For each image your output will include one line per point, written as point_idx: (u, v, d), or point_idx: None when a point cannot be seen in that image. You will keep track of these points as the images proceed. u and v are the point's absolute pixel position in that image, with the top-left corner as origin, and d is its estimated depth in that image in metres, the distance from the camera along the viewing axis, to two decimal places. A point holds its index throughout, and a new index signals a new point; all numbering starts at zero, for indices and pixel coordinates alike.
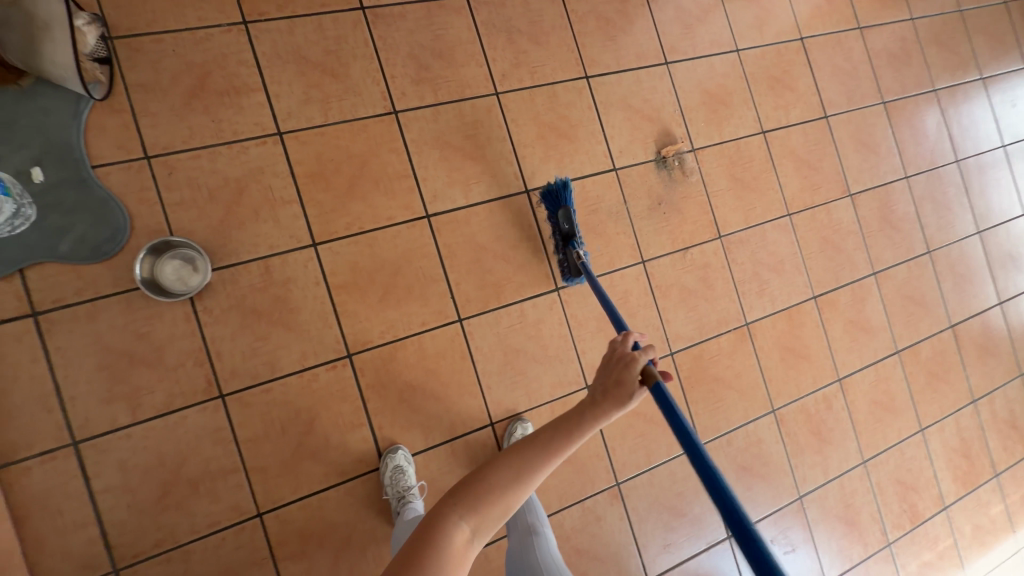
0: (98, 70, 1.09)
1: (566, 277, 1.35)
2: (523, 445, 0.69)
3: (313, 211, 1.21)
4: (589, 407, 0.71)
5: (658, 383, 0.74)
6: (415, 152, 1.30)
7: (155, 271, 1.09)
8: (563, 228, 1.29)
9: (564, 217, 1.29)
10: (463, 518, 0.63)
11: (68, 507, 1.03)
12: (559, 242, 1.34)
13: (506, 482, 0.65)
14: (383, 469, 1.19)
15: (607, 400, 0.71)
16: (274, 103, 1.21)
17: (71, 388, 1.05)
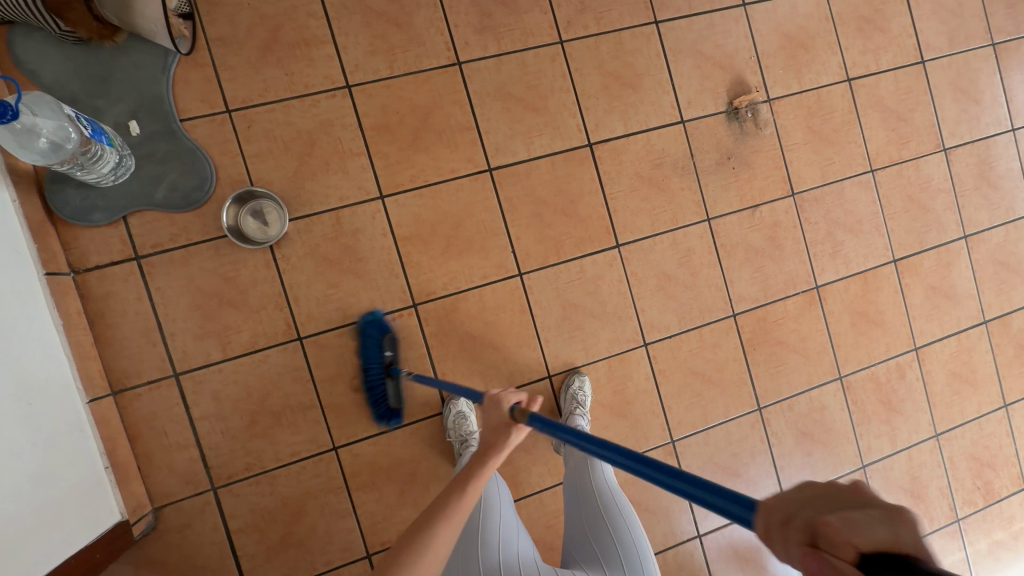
0: (183, 27, 1.14)
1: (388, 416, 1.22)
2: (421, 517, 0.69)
3: (379, 163, 1.24)
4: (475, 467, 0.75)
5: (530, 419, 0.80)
6: (478, 104, 1.29)
7: (239, 221, 1.17)
8: (387, 358, 1.22)
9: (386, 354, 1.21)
10: None
11: (172, 430, 1.16)
12: (377, 374, 1.21)
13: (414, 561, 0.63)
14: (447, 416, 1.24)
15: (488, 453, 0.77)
16: (343, 55, 1.23)
17: (170, 325, 1.16)
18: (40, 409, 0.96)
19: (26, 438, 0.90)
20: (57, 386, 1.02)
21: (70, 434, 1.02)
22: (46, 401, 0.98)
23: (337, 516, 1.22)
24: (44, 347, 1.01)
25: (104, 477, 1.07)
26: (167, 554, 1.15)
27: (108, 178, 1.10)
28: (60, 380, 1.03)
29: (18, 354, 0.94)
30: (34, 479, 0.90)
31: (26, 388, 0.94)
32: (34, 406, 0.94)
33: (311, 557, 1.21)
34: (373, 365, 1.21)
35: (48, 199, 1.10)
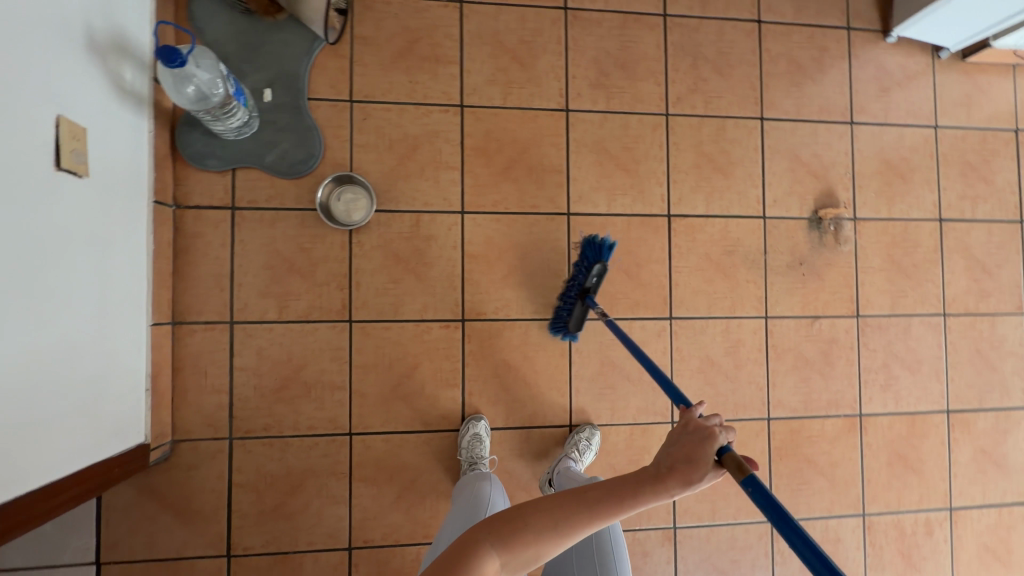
0: (335, 17, 1.25)
1: (559, 327, 1.26)
2: (565, 492, 0.65)
3: (468, 182, 1.31)
4: (640, 483, 0.62)
5: (748, 474, 0.61)
6: (574, 151, 1.35)
7: (332, 201, 1.24)
8: (588, 284, 1.20)
9: (589, 279, 1.19)
10: (495, 550, 0.62)
11: (212, 372, 1.22)
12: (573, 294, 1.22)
13: (544, 533, 0.62)
14: (463, 438, 1.25)
15: (666, 476, 0.61)
16: (465, 78, 1.32)
17: (241, 276, 1.23)
18: (111, 322, 1.03)
19: (92, 344, 0.98)
20: (132, 306, 1.10)
21: (129, 352, 1.09)
22: (119, 316, 1.06)
23: (332, 500, 1.24)
24: (132, 268, 1.10)
25: (142, 401, 1.13)
26: (170, 488, 1.19)
27: (232, 133, 1.20)
28: (136, 302, 1.11)
29: (109, 267, 1.03)
30: (86, 383, 0.96)
31: (106, 301, 1.02)
32: (108, 318, 1.02)
33: (296, 533, 1.23)
34: (580, 282, 1.21)
35: (176, 138, 1.20)
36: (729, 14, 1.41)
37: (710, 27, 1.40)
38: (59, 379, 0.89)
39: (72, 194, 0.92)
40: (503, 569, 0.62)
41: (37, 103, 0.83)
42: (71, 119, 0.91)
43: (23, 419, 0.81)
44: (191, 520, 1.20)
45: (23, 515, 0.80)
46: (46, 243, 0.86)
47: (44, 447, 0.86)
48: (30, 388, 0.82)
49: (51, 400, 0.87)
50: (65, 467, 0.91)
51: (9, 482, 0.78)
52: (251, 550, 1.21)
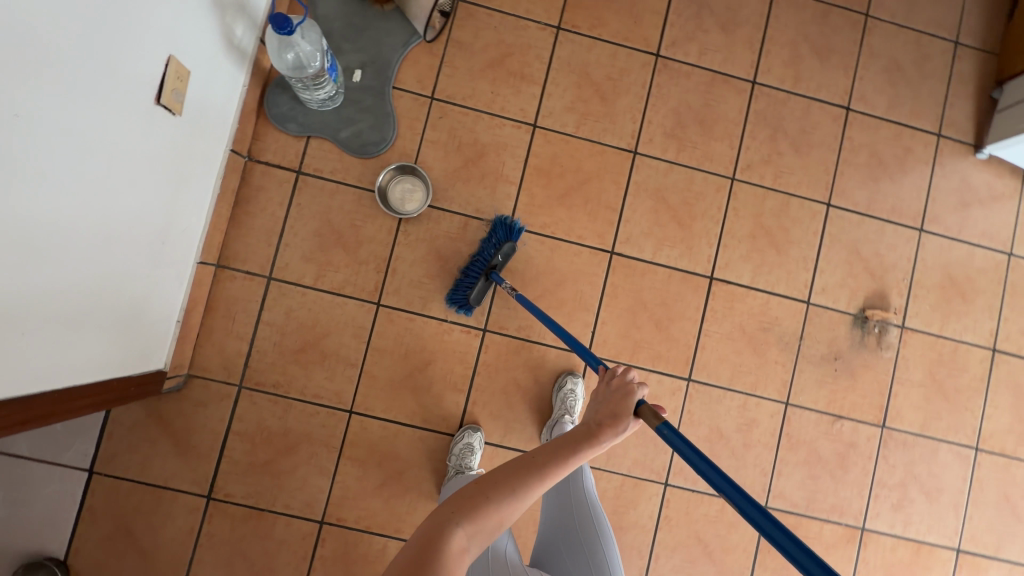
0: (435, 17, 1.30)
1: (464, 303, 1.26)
2: (521, 459, 0.65)
3: (523, 199, 1.33)
4: (587, 440, 0.67)
5: (663, 420, 0.72)
6: (633, 193, 1.35)
7: (390, 187, 1.29)
8: (494, 261, 1.24)
9: (496, 257, 1.24)
10: (462, 524, 0.58)
11: (240, 319, 1.26)
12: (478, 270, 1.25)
13: (508, 498, 0.61)
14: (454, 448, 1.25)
15: (606, 428, 0.69)
16: (544, 100, 1.35)
17: (289, 236, 1.28)
18: (166, 252, 1.10)
19: (143, 267, 1.03)
20: (187, 241, 1.16)
21: (173, 283, 1.15)
22: (173, 247, 1.12)
23: (317, 470, 1.26)
24: (196, 206, 1.16)
25: (171, 331, 1.18)
26: (175, 418, 1.24)
27: (316, 103, 1.26)
28: (190, 239, 1.17)
29: (178, 201, 1.09)
30: (129, 302, 1.02)
31: (167, 230, 1.08)
32: (164, 247, 1.09)
33: (276, 493, 1.25)
34: (484, 259, 1.25)
35: (265, 96, 1.27)
36: (819, 95, 1.40)
37: (797, 104, 1.39)
38: (107, 291, 0.94)
39: (164, 127, 0.98)
40: (472, 542, 0.58)
41: (154, 37, 0.90)
42: (179, 61, 0.98)
43: (62, 319, 0.85)
44: (185, 453, 1.24)
45: (39, 410, 0.84)
46: (130, 164, 0.92)
47: (74, 351, 0.90)
48: (78, 292, 0.87)
49: (93, 308, 0.92)
50: (87, 374, 0.95)
51: (33, 374, 0.82)
52: (231, 497, 1.24)
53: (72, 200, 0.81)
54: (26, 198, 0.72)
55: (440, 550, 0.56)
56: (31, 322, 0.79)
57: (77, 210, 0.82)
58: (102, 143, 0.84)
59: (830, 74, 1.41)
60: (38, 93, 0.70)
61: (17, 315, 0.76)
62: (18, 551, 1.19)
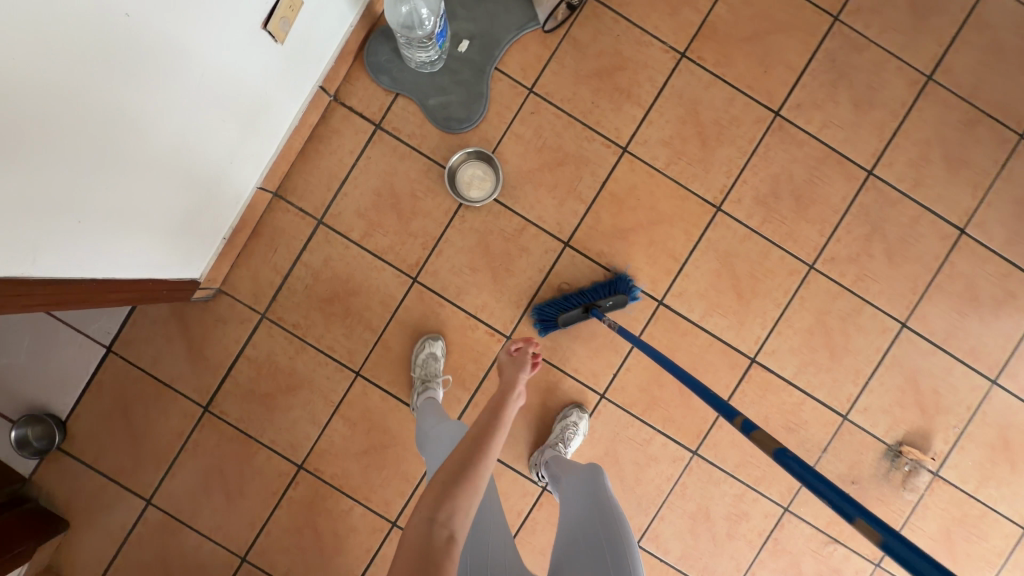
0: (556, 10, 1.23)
1: (549, 323, 1.23)
2: (435, 481, 0.79)
3: (588, 220, 1.27)
4: (489, 415, 0.90)
5: (776, 445, 0.79)
6: (701, 249, 1.27)
7: (461, 168, 1.25)
8: (601, 301, 1.20)
9: (606, 299, 1.20)
10: (434, 527, 0.73)
11: (281, 253, 1.27)
12: (581, 303, 1.22)
13: (456, 495, 0.76)
14: (417, 358, 1.24)
15: (497, 398, 0.95)
16: (643, 126, 1.27)
17: (349, 187, 1.27)
18: (231, 172, 1.10)
19: (207, 181, 1.04)
20: (253, 166, 1.16)
21: (228, 204, 1.16)
22: (239, 169, 1.12)
23: (310, 417, 1.28)
24: (270, 136, 1.16)
25: (213, 247, 1.19)
26: (196, 326, 1.27)
27: (415, 63, 1.23)
28: (257, 164, 1.17)
29: (256, 125, 1.09)
30: (183, 209, 1.02)
31: (239, 152, 1.08)
32: (231, 167, 1.09)
33: (267, 425, 1.28)
34: (593, 296, 1.22)
35: (368, 42, 1.24)
36: (935, 207, 1.28)
37: (907, 209, 1.28)
38: (166, 196, 0.95)
39: (264, 51, 0.97)
40: (453, 528, 0.74)
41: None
42: None
43: (118, 212, 0.86)
44: (196, 361, 1.27)
45: (72, 292, 0.86)
46: (223, 78, 0.91)
47: (120, 245, 0.91)
48: (141, 191, 0.88)
49: (151, 209, 0.93)
50: (127, 270, 0.96)
51: (76, 258, 0.84)
52: (225, 415, 1.28)
53: (158, 101, 0.80)
54: (117, 93, 0.72)
55: (428, 553, 0.70)
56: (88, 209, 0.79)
57: (163, 114, 0.83)
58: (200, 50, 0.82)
59: (955, 189, 1.28)
60: None
61: (81, 202, 0.77)
62: (24, 401, 1.25)
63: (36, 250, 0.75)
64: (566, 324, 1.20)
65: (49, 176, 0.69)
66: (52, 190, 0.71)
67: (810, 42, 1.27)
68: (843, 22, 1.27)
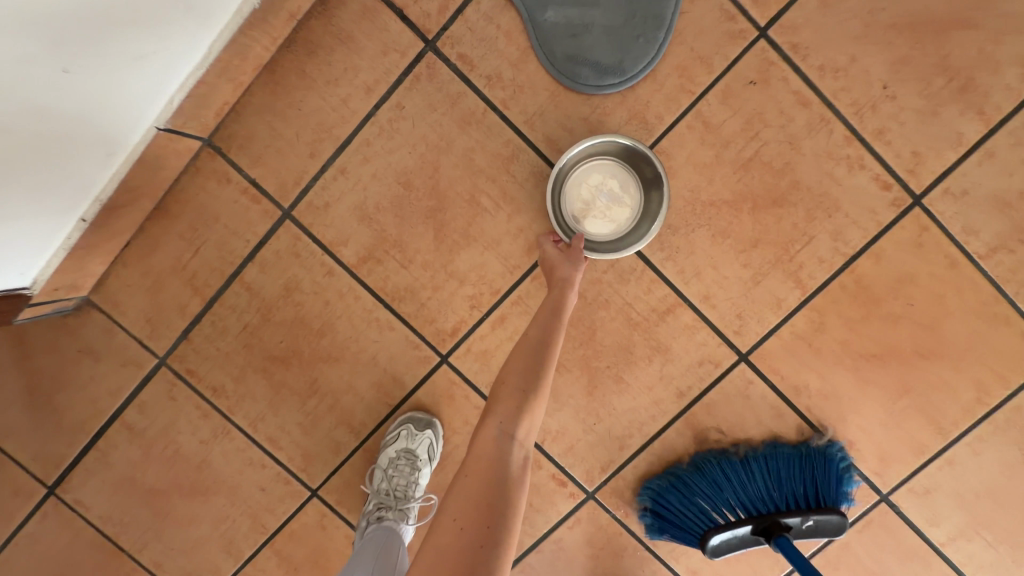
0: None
1: (674, 532, 0.67)
2: (498, 389, 0.51)
3: (798, 322, 0.65)
4: (549, 312, 0.54)
5: None
6: (998, 423, 0.66)
7: (576, 174, 0.61)
8: (795, 519, 0.62)
9: (800, 518, 0.62)
10: (501, 449, 0.48)
11: (206, 257, 0.67)
12: (751, 513, 0.63)
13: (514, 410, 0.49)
14: (380, 461, 0.67)
15: (555, 294, 0.55)
16: (972, 160, 0.61)
17: (352, 160, 0.64)
18: (65, 91, 0.45)
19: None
20: (131, 84, 0.51)
21: (69, 162, 0.52)
22: (90, 86, 0.47)
23: (224, 542, 0.75)
24: (170, 19, 0.50)
25: (44, 243, 0.57)
26: (44, 354, 0.71)
27: None
28: (143, 82, 0.52)
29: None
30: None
31: (78, 44, 0.43)
32: (63, 80, 0.44)
33: (151, 538, 0.75)
34: (772, 496, 0.64)
35: None
36: None
37: None
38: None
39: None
40: (524, 441, 0.49)
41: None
42: None
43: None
44: (40, 413, 0.72)
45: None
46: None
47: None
48: None
49: None
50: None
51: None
52: (83, 508, 0.75)
53: None
54: None
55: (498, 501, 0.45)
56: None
57: None
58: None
59: None
60: None
61: None
62: None
63: None
64: (713, 553, 0.63)
65: None
66: None
67: None
68: None
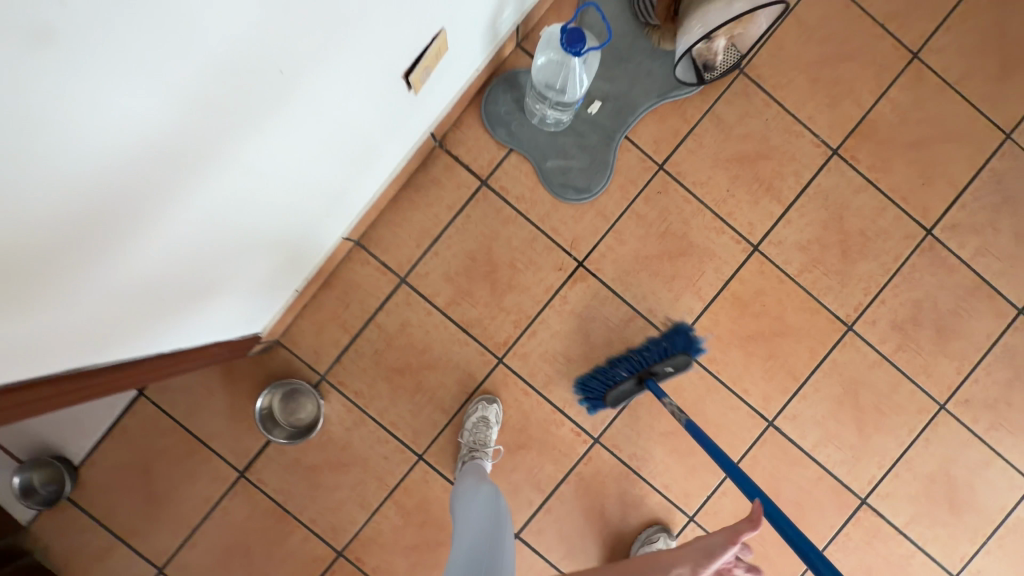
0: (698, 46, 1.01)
1: (597, 402, 1.09)
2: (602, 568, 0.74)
3: (705, 321, 1.12)
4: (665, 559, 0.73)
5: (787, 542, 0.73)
6: (826, 371, 1.13)
7: (279, 407, 1.10)
8: (658, 368, 1.06)
9: (661, 365, 1.06)
10: None
11: (353, 309, 1.11)
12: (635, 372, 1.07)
13: None
14: (467, 424, 1.08)
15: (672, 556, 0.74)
16: (780, 225, 1.12)
17: (441, 246, 1.11)
18: (315, 231, 0.94)
19: (290, 238, 0.88)
20: (335, 226, 1.01)
21: (299, 265, 0.99)
22: (322, 227, 0.96)
23: (359, 500, 1.12)
24: (361, 195, 1.01)
25: (272, 308, 1.03)
26: (244, 379, 1.11)
27: (538, 119, 1.09)
28: (329, 218, 0.96)
29: (352, 183, 0.94)
30: (248, 272, 0.83)
31: (328, 211, 0.93)
32: (316, 226, 0.93)
33: (308, 502, 1.12)
34: (644, 362, 1.08)
35: (489, 86, 1.09)
36: None
37: None
38: (239, 257, 0.76)
39: (380, 95, 0.77)
40: None
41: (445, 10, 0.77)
42: (446, 38, 0.82)
43: (166, 284, 0.62)
44: (239, 420, 1.11)
45: (72, 386, 0.60)
46: (337, 119, 0.71)
47: (169, 318, 0.71)
48: (232, 254, 0.73)
49: (240, 274, 0.81)
50: (153, 345, 0.73)
51: (85, 348, 0.58)
52: (262, 484, 1.12)
53: (283, 160, 0.66)
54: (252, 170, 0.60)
55: None
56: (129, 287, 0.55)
57: (282, 185, 0.71)
58: (326, 82, 0.61)
59: None
60: (321, 59, 0.57)
61: (179, 280, 0.64)
62: (31, 440, 1.07)
63: (110, 332, 0.60)
64: (617, 399, 1.06)
65: (148, 257, 0.53)
66: (155, 274, 0.58)
67: (975, 158, 1.13)
68: (1015, 141, 1.14)
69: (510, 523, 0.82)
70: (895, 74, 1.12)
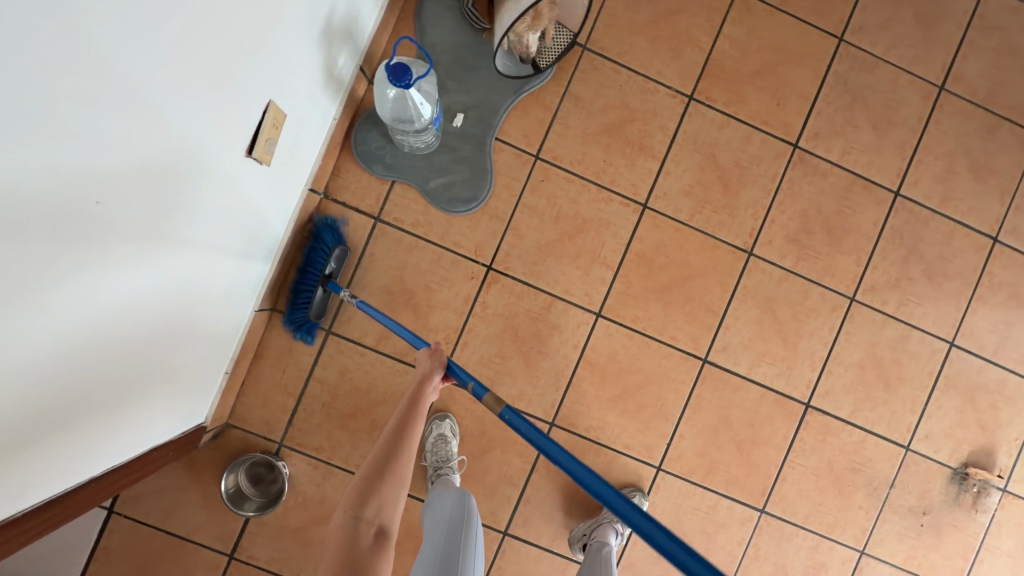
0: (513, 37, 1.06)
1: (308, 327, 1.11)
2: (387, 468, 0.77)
3: (618, 286, 1.18)
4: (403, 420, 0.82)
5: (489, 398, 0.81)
6: (740, 298, 1.20)
7: (244, 484, 1.14)
8: (328, 270, 1.09)
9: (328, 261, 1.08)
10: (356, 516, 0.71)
11: (291, 371, 1.15)
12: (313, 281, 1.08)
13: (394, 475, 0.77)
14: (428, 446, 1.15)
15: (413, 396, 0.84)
16: (661, 178, 1.19)
17: (355, 289, 1.15)
18: (235, 300, 0.98)
19: (214, 311, 0.92)
20: (253, 291, 1.04)
21: (227, 339, 1.02)
22: (241, 293, 1.00)
23: None
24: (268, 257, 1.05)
25: (210, 394, 1.05)
26: (207, 468, 1.14)
27: (409, 146, 1.12)
28: (235, 283, 0.95)
29: (258, 243, 0.98)
30: (184, 350, 0.87)
31: (242, 277, 0.97)
32: (233, 296, 0.97)
33: (304, 562, 1.16)
34: (315, 270, 1.08)
35: (354, 129, 1.13)
36: (967, 219, 1.24)
37: (940, 225, 1.24)
38: (172, 337, 0.80)
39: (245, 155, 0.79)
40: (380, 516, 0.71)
41: (263, 67, 0.76)
42: (276, 105, 0.84)
43: (75, 394, 0.61)
44: (214, 507, 1.15)
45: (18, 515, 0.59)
46: (220, 184, 0.76)
47: (119, 412, 0.74)
48: (161, 337, 0.77)
49: (177, 355, 0.85)
50: (110, 447, 0.76)
51: (48, 458, 0.61)
52: (255, 560, 1.15)
53: (179, 238, 0.70)
54: (152, 252, 0.65)
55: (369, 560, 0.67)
56: (18, 414, 0.52)
57: (189, 259, 0.75)
58: (186, 158, 0.64)
59: (983, 198, 1.25)
60: (188, 140, 0.63)
61: (118, 371, 0.68)
62: None
63: (69, 436, 0.64)
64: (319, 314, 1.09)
65: (73, 356, 0.58)
66: (88, 371, 0.62)
67: (818, 67, 1.21)
68: (848, 41, 1.21)
69: (479, 514, 0.90)
70: (723, 12, 1.19)
